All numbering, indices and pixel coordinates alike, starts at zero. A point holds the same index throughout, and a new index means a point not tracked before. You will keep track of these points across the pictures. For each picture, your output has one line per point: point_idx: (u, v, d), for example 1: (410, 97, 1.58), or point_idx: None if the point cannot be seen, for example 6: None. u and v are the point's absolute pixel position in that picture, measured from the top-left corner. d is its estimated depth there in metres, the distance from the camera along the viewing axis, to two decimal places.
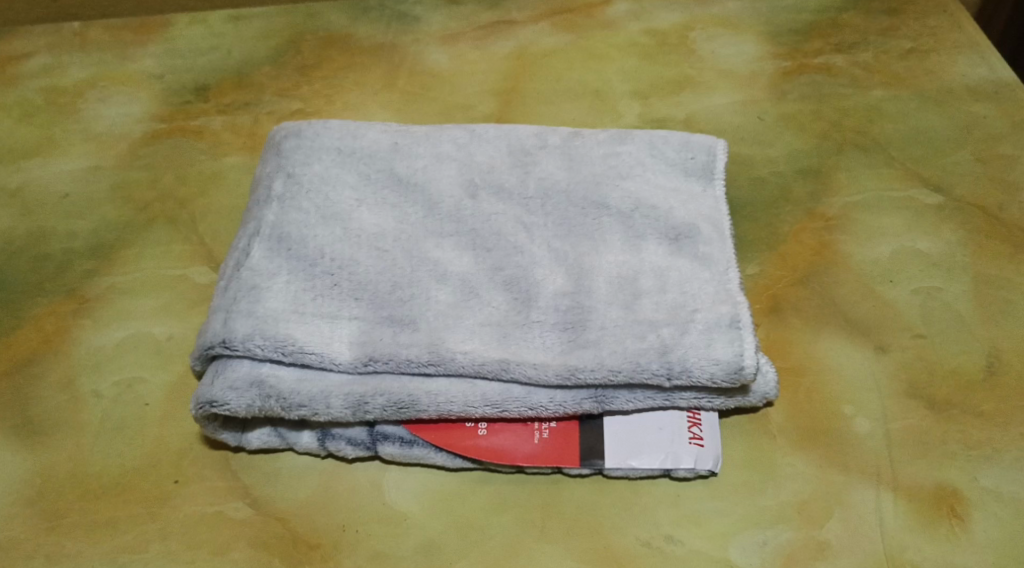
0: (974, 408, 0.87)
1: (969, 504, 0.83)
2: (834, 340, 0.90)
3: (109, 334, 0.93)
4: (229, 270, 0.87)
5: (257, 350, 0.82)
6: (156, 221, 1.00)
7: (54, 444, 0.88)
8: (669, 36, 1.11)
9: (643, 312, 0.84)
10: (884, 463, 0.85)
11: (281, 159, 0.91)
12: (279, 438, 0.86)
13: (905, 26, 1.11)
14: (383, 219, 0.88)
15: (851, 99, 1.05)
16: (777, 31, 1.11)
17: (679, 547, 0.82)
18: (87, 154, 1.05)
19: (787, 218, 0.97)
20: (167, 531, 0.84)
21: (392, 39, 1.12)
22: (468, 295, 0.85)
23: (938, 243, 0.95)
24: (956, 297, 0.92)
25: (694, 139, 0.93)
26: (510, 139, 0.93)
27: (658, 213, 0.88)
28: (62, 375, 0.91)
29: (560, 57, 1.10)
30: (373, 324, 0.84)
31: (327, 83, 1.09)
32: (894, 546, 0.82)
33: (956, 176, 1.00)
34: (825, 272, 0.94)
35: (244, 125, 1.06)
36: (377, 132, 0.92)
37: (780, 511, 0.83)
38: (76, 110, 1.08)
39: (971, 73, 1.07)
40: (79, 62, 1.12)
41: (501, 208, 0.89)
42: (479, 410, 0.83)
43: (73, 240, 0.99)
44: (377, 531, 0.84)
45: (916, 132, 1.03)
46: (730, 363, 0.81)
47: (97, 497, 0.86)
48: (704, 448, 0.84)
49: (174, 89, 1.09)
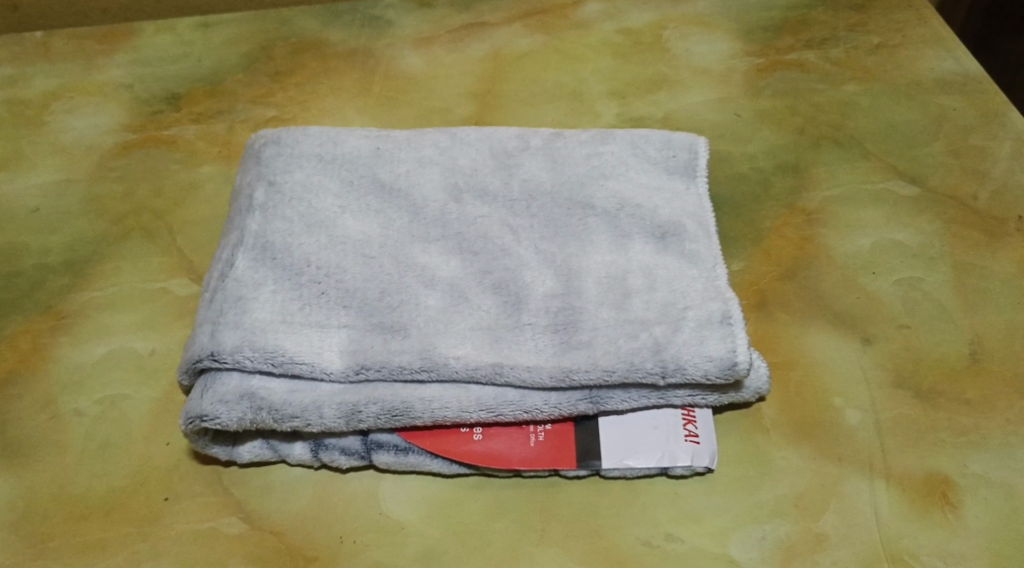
0: (960, 396, 0.88)
1: (961, 491, 0.84)
2: (821, 334, 0.91)
3: (89, 351, 0.91)
4: (214, 282, 0.85)
5: (246, 361, 0.81)
6: (133, 234, 0.98)
7: (36, 465, 0.86)
8: (642, 35, 1.12)
9: (634, 311, 0.84)
10: (876, 453, 0.86)
11: (261, 167, 0.90)
12: (271, 450, 0.85)
13: (873, 21, 1.12)
14: (368, 225, 0.87)
15: (825, 94, 1.06)
16: (748, 28, 1.12)
17: (680, 546, 0.83)
18: (57, 167, 1.03)
19: (769, 213, 0.98)
20: (160, 550, 0.83)
21: (364, 44, 1.12)
22: (457, 299, 0.84)
23: (918, 234, 0.96)
24: (937, 287, 0.93)
25: (675, 137, 0.93)
26: (491, 142, 0.92)
27: (644, 211, 0.88)
28: (42, 394, 0.89)
29: (535, 58, 1.10)
30: (363, 332, 0.83)
31: (300, 90, 1.08)
32: (890, 535, 0.83)
33: (930, 167, 1.01)
34: (809, 265, 0.94)
35: (218, 134, 1.05)
36: (357, 137, 0.92)
37: (777, 505, 0.84)
38: (43, 122, 1.06)
39: (939, 66, 1.08)
40: (43, 73, 1.10)
41: (486, 210, 0.89)
42: (474, 414, 0.82)
43: (46, 255, 0.97)
44: (375, 541, 0.83)
45: (890, 126, 1.03)
46: (723, 359, 0.81)
47: (85, 518, 0.84)
48: (699, 446, 0.84)
49: (144, 99, 1.08)
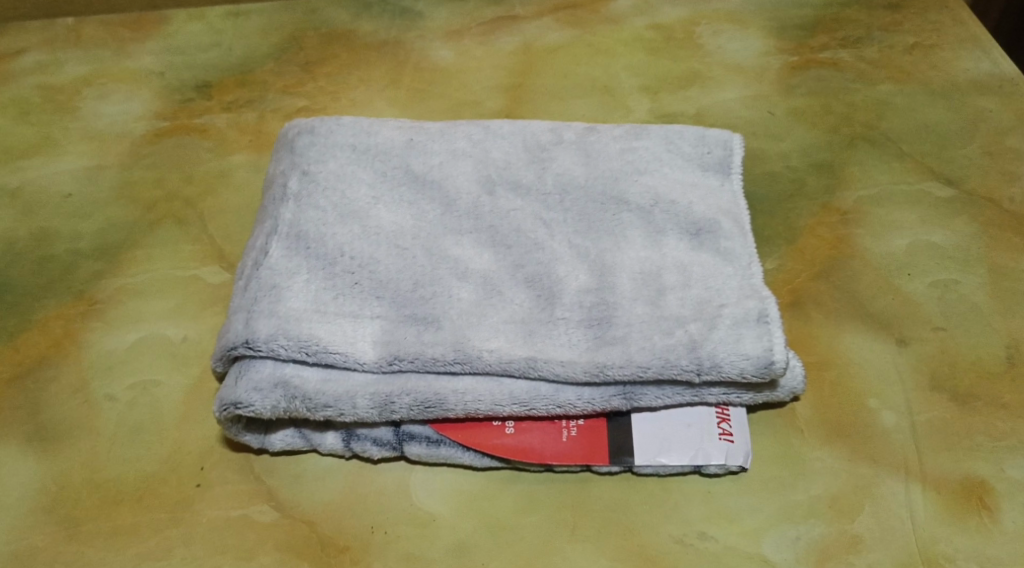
0: (997, 400, 0.87)
1: (998, 496, 0.83)
2: (856, 334, 0.90)
3: (121, 337, 0.91)
4: (248, 270, 0.85)
5: (280, 350, 0.81)
6: (165, 221, 0.98)
7: (68, 450, 0.86)
8: (675, 31, 1.11)
9: (669, 308, 0.83)
10: (912, 456, 0.85)
11: (295, 156, 0.89)
12: (303, 439, 0.85)
13: (908, 21, 1.11)
14: (401, 217, 0.87)
15: (859, 93, 1.05)
16: (781, 25, 1.11)
17: (713, 544, 0.82)
18: (89, 153, 1.03)
19: (803, 213, 0.97)
20: (191, 537, 0.83)
21: (395, 35, 1.11)
22: (490, 292, 0.84)
23: (954, 235, 0.95)
24: (973, 289, 0.92)
25: (710, 133, 0.92)
26: (525, 135, 0.92)
27: (679, 208, 0.88)
28: (74, 379, 0.89)
29: (566, 52, 1.09)
30: (396, 323, 0.82)
31: (331, 80, 1.08)
32: (925, 538, 0.82)
33: (966, 169, 1.00)
34: (844, 265, 0.94)
35: (249, 124, 1.05)
36: (391, 128, 0.91)
37: (811, 506, 0.83)
38: (75, 108, 1.06)
39: (975, 68, 1.07)
40: (75, 59, 1.10)
41: (520, 204, 0.88)
42: (507, 408, 0.82)
43: (78, 241, 0.97)
44: (406, 533, 0.83)
45: (924, 127, 1.03)
46: (760, 358, 0.81)
47: (117, 503, 0.84)
48: (733, 445, 0.84)
49: (176, 87, 1.07)
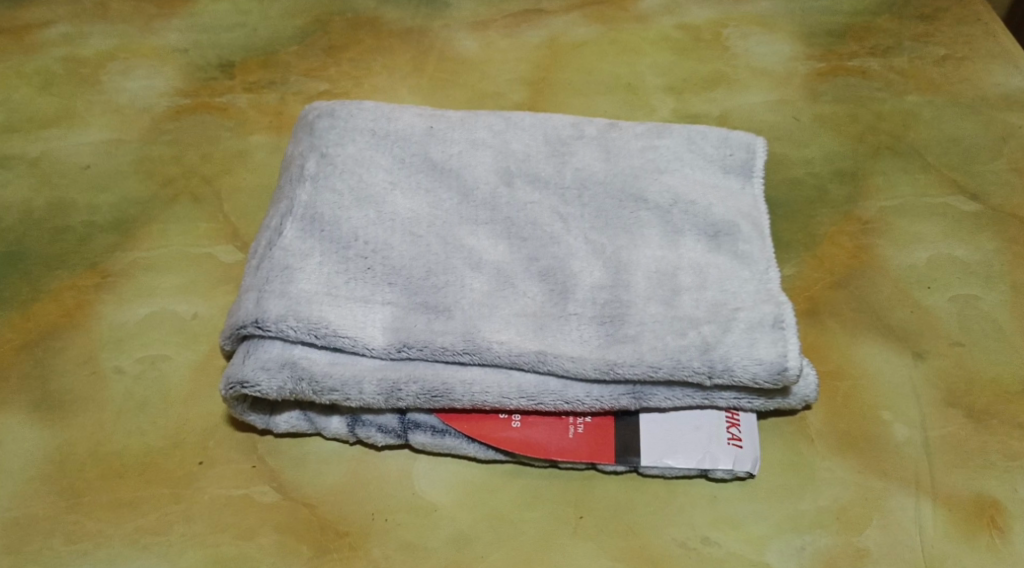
0: (1013, 419, 0.86)
1: (1009, 516, 0.82)
2: (873, 345, 0.89)
3: (132, 311, 0.91)
4: (261, 249, 0.85)
5: (289, 331, 0.80)
6: (182, 197, 0.97)
7: (73, 421, 0.86)
8: (703, 32, 1.10)
9: (682, 309, 0.82)
10: (923, 471, 0.84)
11: (314, 139, 0.89)
12: (308, 422, 0.84)
13: (940, 32, 1.09)
14: (417, 204, 0.86)
15: (887, 103, 1.04)
16: (811, 31, 1.09)
17: (716, 549, 0.81)
18: (110, 125, 1.02)
19: (824, 220, 0.96)
20: (192, 514, 0.83)
21: (419, 24, 1.10)
22: (503, 284, 0.83)
23: (976, 251, 0.94)
24: (993, 306, 0.91)
25: (733, 135, 0.90)
26: (546, 128, 0.90)
27: (699, 209, 0.86)
28: (82, 351, 0.89)
29: (592, 49, 1.08)
30: (406, 310, 0.82)
31: (354, 66, 1.07)
32: (933, 555, 0.81)
33: (993, 184, 0.98)
34: (862, 275, 0.92)
35: (270, 105, 1.04)
36: (411, 114, 0.90)
37: (819, 516, 0.82)
38: (98, 82, 1.05)
39: (1006, 82, 1.05)
40: (100, 32, 1.09)
41: (537, 197, 0.87)
42: (514, 401, 0.81)
43: (94, 213, 0.96)
44: (407, 522, 0.82)
45: (951, 139, 1.01)
46: (773, 363, 0.79)
47: (119, 476, 0.84)
48: (742, 450, 0.83)
49: (199, 65, 1.07)
